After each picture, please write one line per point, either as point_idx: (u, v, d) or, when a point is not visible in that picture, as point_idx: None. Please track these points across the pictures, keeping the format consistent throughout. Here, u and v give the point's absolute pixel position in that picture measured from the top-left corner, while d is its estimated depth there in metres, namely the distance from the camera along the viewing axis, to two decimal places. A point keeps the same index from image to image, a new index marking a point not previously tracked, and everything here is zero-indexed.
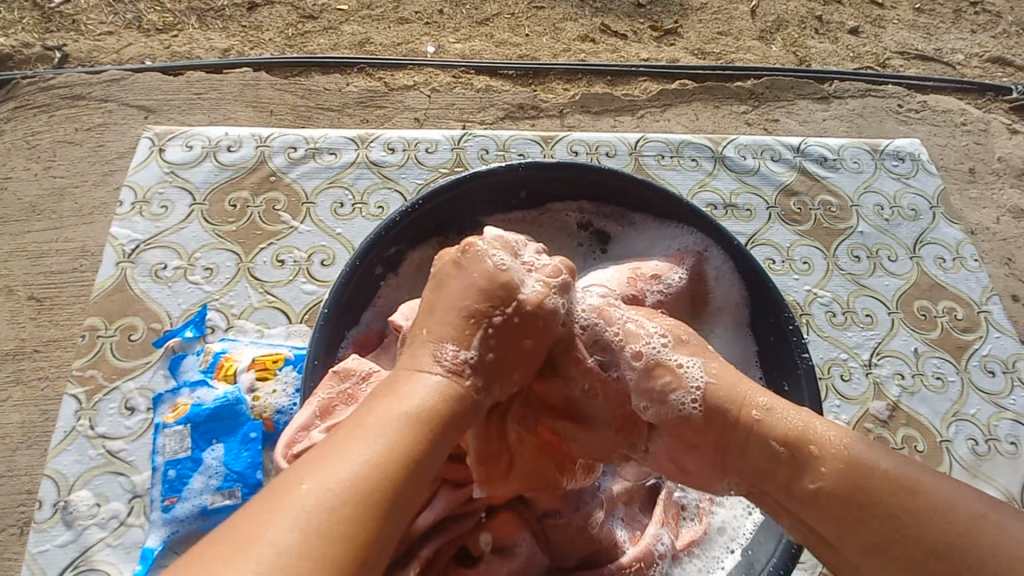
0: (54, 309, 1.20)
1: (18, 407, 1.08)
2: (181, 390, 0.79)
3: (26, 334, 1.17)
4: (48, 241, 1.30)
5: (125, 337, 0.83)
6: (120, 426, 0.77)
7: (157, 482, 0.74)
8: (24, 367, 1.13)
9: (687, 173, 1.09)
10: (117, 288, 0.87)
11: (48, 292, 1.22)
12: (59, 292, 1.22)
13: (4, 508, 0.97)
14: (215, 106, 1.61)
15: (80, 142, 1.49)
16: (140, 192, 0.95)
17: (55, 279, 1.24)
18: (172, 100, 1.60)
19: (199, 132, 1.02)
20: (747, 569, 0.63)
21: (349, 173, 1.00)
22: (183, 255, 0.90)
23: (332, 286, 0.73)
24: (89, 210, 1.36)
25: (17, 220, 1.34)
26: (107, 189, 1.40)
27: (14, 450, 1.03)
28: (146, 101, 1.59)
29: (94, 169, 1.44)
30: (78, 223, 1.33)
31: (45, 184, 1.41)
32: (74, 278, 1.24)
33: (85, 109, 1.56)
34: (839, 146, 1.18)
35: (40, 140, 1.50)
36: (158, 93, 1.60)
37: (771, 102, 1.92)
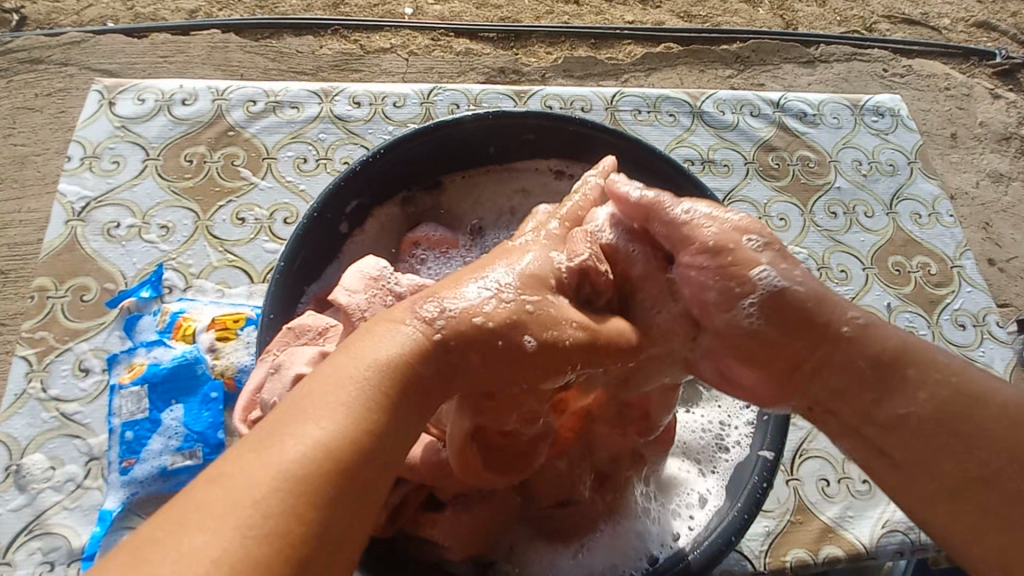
0: (17, 281, 1.15)
1: None
2: (137, 350, 0.76)
3: None
4: (9, 212, 1.24)
5: (77, 297, 0.80)
6: (74, 388, 0.74)
7: (114, 444, 0.71)
8: None
9: (665, 128, 1.06)
10: (66, 247, 0.83)
11: (10, 265, 1.17)
12: (24, 264, 1.17)
13: None
14: (182, 70, 1.53)
15: (40, 108, 1.41)
16: (90, 148, 0.90)
17: (16, 251, 1.19)
18: (136, 64, 1.52)
19: (152, 85, 0.96)
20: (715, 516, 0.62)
21: (313, 128, 0.96)
22: (137, 213, 0.86)
23: (290, 238, 0.69)
24: (53, 179, 1.30)
25: None
26: None
27: None
28: (109, 64, 1.50)
29: (57, 137, 1.37)
30: (42, 193, 1.27)
31: (3, 152, 1.34)
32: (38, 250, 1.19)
33: (45, 74, 1.48)
34: (819, 101, 1.16)
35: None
36: (122, 56, 1.52)
37: (756, 65, 1.88)
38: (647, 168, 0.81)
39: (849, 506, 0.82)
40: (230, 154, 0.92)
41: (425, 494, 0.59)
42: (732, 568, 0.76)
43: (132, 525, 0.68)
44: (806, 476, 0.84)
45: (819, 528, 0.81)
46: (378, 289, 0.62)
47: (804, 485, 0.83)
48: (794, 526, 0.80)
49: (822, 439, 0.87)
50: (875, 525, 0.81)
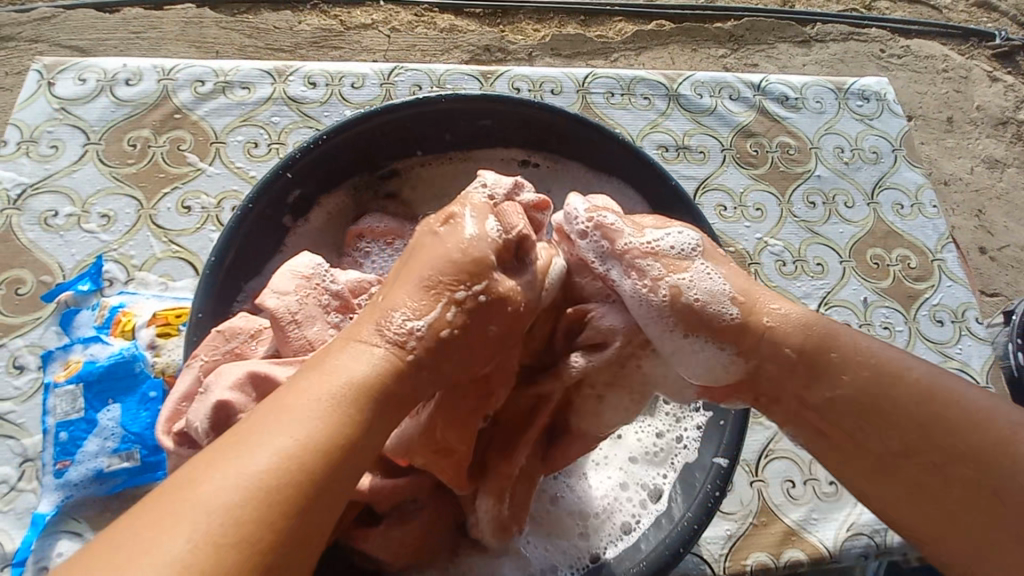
0: None
1: None
2: (73, 346, 0.73)
3: None
4: None
5: (11, 291, 0.76)
6: (7, 386, 0.71)
7: (48, 446, 0.68)
8: None
9: (639, 112, 1.01)
10: (1, 238, 0.79)
11: None
12: None
13: None
14: (153, 46, 1.47)
15: (8, 87, 1.35)
16: (27, 131, 0.85)
17: None
18: (106, 39, 1.45)
19: (94, 63, 0.91)
20: (662, 524, 0.61)
21: (265, 110, 0.91)
22: (76, 201, 0.82)
23: (223, 231, 0.64)
24: None
25: None
26: None
27: None
28: (78, 40, 1.44)
29: None
30: None
31: None
32: None
33: (10, 50, 1.41)
34: (802, 84, 1.11)
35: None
36: (91, 32, 1.45)
37: (750, 45, 1.81)
38: (609, 158, 0.77)
39: (814, 509, 0.81)
40: (176, 138, 0.87)
41: (360, 507, 0.56)
42: (689, 571, 0.74)
43: (66, 529, 0.66)
44: (771, 477, 0.82)
45: (781, 528, 0.79)
46: (312, 290, 0.59)
47: (768, 487, 0.81)
48: (755, 527, 0.78)
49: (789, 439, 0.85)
50: (838, 528, 0.80)
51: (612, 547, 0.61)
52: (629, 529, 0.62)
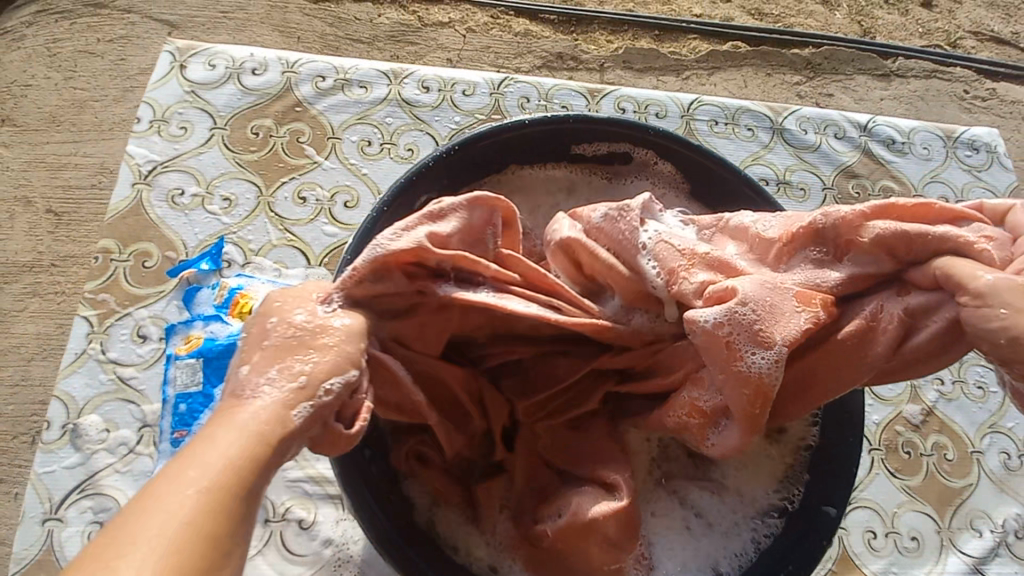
0: (71, 224, 1.12)
1: (35, 319, 1.04)
2: (194, 323, 0.76)
3: (43, 248, 1.10)
4: (67, 154, 1.19)
5: (139, 263, 0.80)
6: (131, 353, 0.75)
7: (167, 414, 0.72)
8: (41, 280, 1.08)
9: (741, 142, 1.00)
10: (132, 211, 0.83)
11: (65, 207, 1.14)
12: (76, 209, 1.14)
13: (20, 416, 0.97)
14: (240, 28, 1.43)
15: (101, 54, 1.32)
16: (159, 111, 0.89)
17: (72, 194, 1.15)
18: (198, 16, 1.41)
19: (222, 50, 0.95)
20: (780, 553, 0.59)
21: (379, 110, 0.93)
22: (201, 181, 0.85)
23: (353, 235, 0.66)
24: (108, 125, 1.23)
25: (36, 130, 1.23)
26: (128, 107, 1.26)
27: (29, 360, 1.00)
28: (171, 15, 1.40)
29: (115, 83, 1.29)
30: (97, 138, 1.21)
31: (64, 95, 1.27)
32: (91, 196, 1.15)
33: (107, 19, 1.37)
34: (909, 129, 1.08)
35: (60, 47, 1.32)
36: (182, 7, 1.41)
37: (827, 74, 1.73)
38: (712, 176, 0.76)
39: (894, 562, 0.79)
40: (297, 130, 0.90)
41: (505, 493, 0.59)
42: None
43: None
44: (852, 525, 0.81)
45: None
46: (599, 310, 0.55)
47: (849, 535, 0.80)
48: (834, 574, 0.78)
49: (872, 489, 0.83)
50: None
51: (737, 562, 0.59)
52: (751, 550, 0.59)
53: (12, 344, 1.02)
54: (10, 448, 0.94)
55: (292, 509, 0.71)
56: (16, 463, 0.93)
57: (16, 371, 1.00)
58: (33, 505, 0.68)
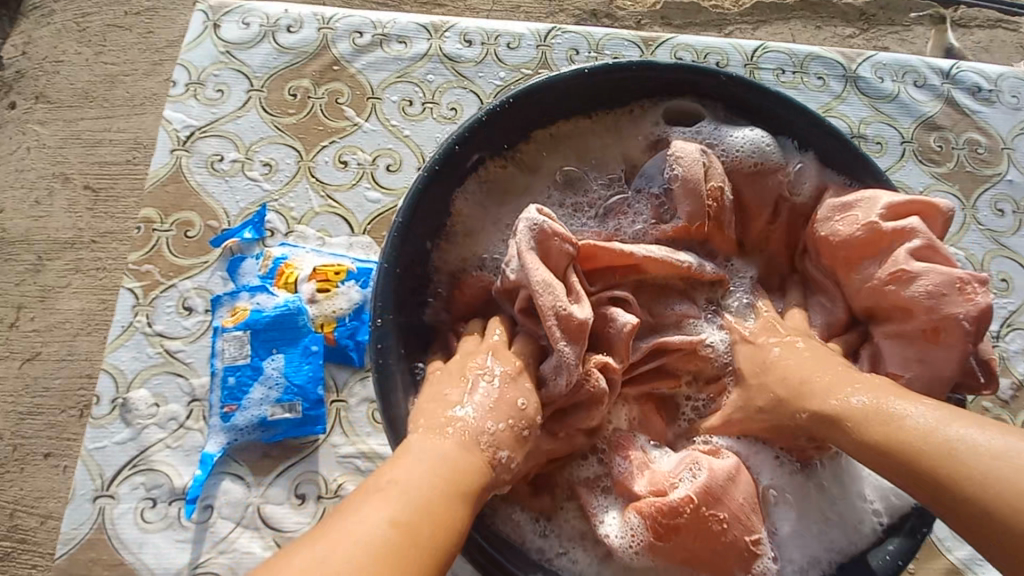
0: (108, 201, 1.10)
1: (78, 294, 1.04)
2: (239, 294, 0.74)
3: (83, 224, 1.09)
4: (101, 130, 1.17)
5: (182, 233, 0.77)
6: (178, 326, 0.73)
7: (216, 388, 0.71)
8: (82, 256, 1.06)
9: (811, 93, 0.92)
10: (172, 178, 0.80)
11: (103, 182, 1.12)
12: (112, 184, 1.11)
13: (70, 388, 0.97)
14: None
15: (129, 27, 1.28)
16: (194, 73, 0.85)
17: (108, 169, 1.13)
18: None
19: (256, 6, 0.90)
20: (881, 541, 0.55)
21: (420, 67, 0.88)
22: (240, 146, 0.82)
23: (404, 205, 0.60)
24: (140, 100, 1.21)
25: (71, 107, 1.21)
26: (158, 80, 1.23)
27: (76, 334, 1.00)
28: None
29: (144, 57, 1.25)
30: (129, 114, 1.18)
31: (97, 70, 1.24)
32: (126, 171, 1.13)
33: None
34: (997, 74, 0.98)
35: (90, 22, 1.29)
36: None
37: (883, 26, 1.58)
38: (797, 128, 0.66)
39: None
40: (336, 90, 0.86)
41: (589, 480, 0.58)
42: None
43: (230, 470, 0.69)
44: None
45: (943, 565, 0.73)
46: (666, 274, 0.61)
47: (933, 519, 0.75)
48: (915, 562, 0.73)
49: None
50: None
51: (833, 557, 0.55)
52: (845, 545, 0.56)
53: (59, 319, 1.02)
54: (59, 421, 0.95)
55: (344, 485, 0.69)
56: (67, 435, 0.94)
57: (63, 347, 1.00)
58: (83, 480, 0.68)
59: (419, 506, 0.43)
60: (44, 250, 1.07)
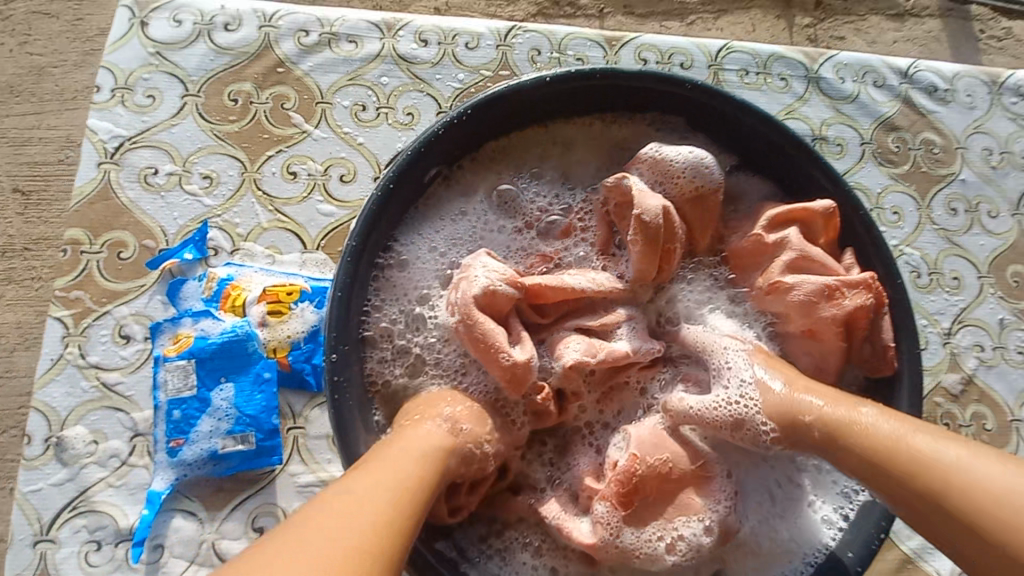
0: (39, 206, 1.01)
1: (11, 307, 0.95)
2: (181, 320, 0.68)
3: (14, 233, 0.97)
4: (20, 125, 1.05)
5: (114, 254, 0.71)
6: (115, 356, 0.68)
7: (160, 422, 0.66)
8: (14, 265, 0.96)
9: (774, 95, 0.91)
10: (100, 196, 0.73)
11: (35, 185, 1.01)
12: (44, 186, 1.01)
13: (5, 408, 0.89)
14: None
15: None
16: (121, 77, 0.78)
17: (39, 170, 1.02)
18: None
19: (188, 2, 0.82)
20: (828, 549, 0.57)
21: (373, 68, 0.83)
22: (177, 159, 0.75)
23: (358, 219, 0.56)
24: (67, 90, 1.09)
25: None
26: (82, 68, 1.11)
27: (14, 350, 0.92)
28: None
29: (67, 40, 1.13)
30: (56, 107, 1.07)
31: None
32: (60, 172, 1.03)
33: None
34: (954, 73, 0.99)
35: None
36: None
37: (840, 15, 1.59)
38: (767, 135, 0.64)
39: None
40: (281, 95, 0.80)
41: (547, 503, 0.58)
42: None
43: (182, 506, 0.64)
44: None
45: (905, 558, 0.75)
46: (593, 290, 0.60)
47: None
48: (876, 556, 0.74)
49: None
50: None
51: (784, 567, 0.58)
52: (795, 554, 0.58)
53: None
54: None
55: None
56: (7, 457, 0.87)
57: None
58: (21, 525, 0.63)
59: (395, 488, 0.45)
60: None
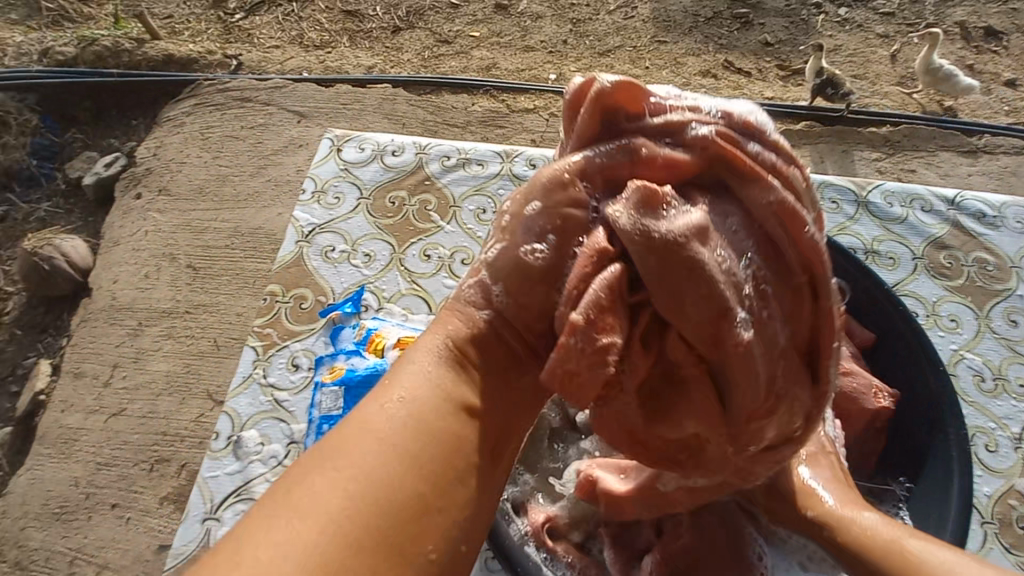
0: (204, 278, 1.35)
1: (166, 357, 1.24)
2: (338, 356, 0.90)
3: (180, 296, 1.33)
4: (209, 219, 1.46)
5: (297, 304, 0.96)
6: (286, 379, 0.89)
7: (311, 433, 0.84)
8: (175, 325, 1.29)
9: (826, 214, 1.07)
10: (294, 262, 1.01)
11: (202, 263, 1.38)
12: (210, 264, 1.37)
13: (143, 444, 1.14)
14: (356, 116, 1.70)
15: (242, 138, 1.62)
16: (320, 183, 1.10)
17: (210, 252, 1.39)
18: (323, 108, 1.71)
19: (370, 137, 1.16)
20: None
21: (493, 183, 1.09)
22: (349, 240, 1.03)
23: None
24: (243, 197, 1.49)
25: (186, 199, 1.51)
26: (259, 180, 1.52)
27: (157, 395, 1.20)
28: (301, 107, 1.70)
29: (251, 161, 1.57)
30: (234, 207, 1.47)
31: (210, 171, 1.56)
32: (224, 254, 1.39)
33: (250, 110, 1.69)
34: (999, 203, 1.10)
35: (212, 133, 1.64)
36: (312, 101, 1.72)
37: (908, 150, 1.74)
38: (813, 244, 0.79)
39: None
40: (426, 200, 1.07)
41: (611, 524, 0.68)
42: None
43: None
44: None
45: None
46: None
47: None
48: None
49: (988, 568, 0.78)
50: None
51: None
52: None
53: (146, 379, 1.22)
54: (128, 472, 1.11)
55: None
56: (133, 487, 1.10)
57: (145, 405, 1.19)
58: (197, 503, 0.81)
59: (396, 452, 0.41)
60: (145, 317, 1.31)
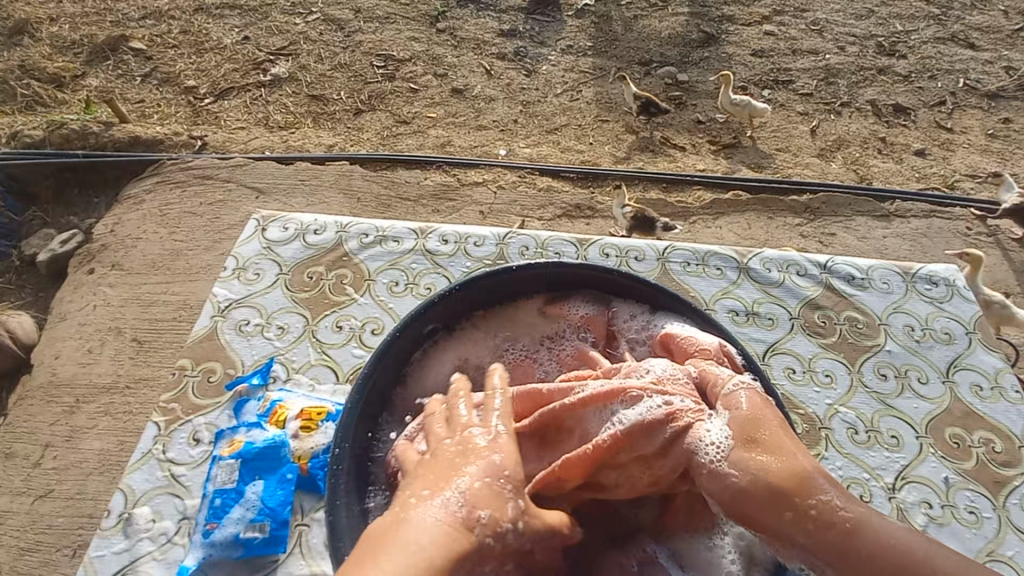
0: (149, 352, 1.36)
1: (100, 436, 1.22)
2: (239, 428, 0.93)
3: (122, 371, 1.32)
4: (160, 292, 1.48)
5: (205, 377, 0.99)
6: (186, 453, 0.91)
7: (203, 508, 0.85)
8: (113, 401, 1.28)
9: (710, 280, 1.17)
10: (207, 337, 1.05)
11: (148, 336, 1.39)
12: (157, 337, 1.39)
13: (69, 527, 1.11)
14: (312, 192, 1.80)
15: (201, 214, 1.69)
16: (241, 261, 1.16)
17: (157, 325, 1.41)
18: (279, 184, 1.81)
19: (295, 217, 1.23)
20: None
21: (407, 258, 1.17)
22: (264, 314, 1.08)
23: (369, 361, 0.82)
24: (196, 271, 1.53)
25: (140, 274, 1.54)
26: (214, 255, 1.58)
27: (89, 474, 1.17)
28: (259, 183, 1.80)
29: (208, 236, 1.63)
30: (188, 280, 1.51)
31: (166, 245, 1.61)
32: (171, 327, 1.40)
33: (209, 187, 1.77)
34: (867, 266, 1.22)
35: (171, 209, 1.71)
36: (269, 178, 1.82)
37: (827, 216, 1.90)
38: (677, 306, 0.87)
39: None
40: (343, 274, 1.14)
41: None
42: None
43: None
44: None
45: None
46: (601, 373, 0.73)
47: None
48: None
49: None
50: None
51: None
52: None
53: (78, 458, 1.19)
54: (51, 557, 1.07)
55: None
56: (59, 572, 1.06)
57: (74, 485, 1.16)
58: None
59: None
60: (85, 393, 1.30)
